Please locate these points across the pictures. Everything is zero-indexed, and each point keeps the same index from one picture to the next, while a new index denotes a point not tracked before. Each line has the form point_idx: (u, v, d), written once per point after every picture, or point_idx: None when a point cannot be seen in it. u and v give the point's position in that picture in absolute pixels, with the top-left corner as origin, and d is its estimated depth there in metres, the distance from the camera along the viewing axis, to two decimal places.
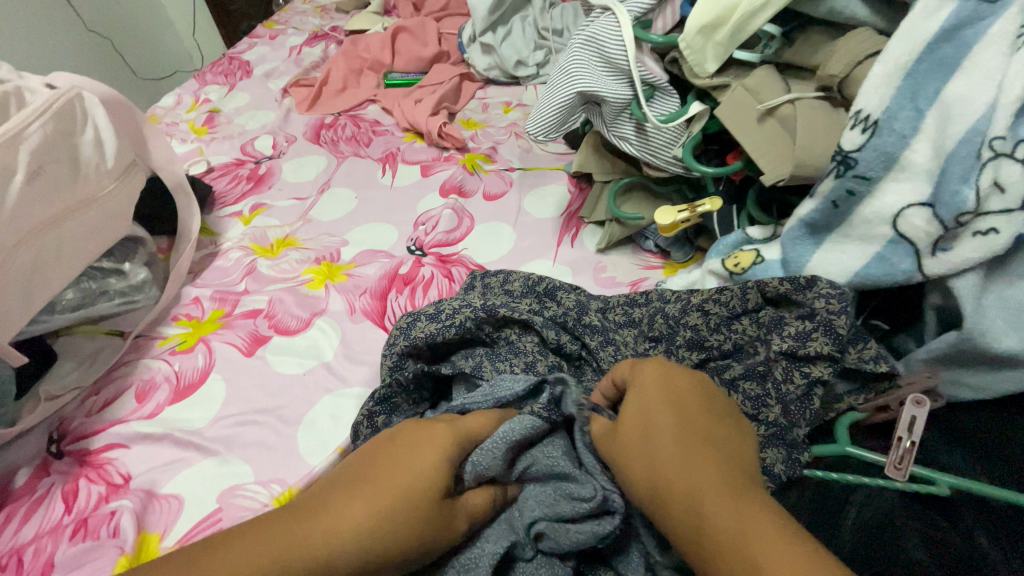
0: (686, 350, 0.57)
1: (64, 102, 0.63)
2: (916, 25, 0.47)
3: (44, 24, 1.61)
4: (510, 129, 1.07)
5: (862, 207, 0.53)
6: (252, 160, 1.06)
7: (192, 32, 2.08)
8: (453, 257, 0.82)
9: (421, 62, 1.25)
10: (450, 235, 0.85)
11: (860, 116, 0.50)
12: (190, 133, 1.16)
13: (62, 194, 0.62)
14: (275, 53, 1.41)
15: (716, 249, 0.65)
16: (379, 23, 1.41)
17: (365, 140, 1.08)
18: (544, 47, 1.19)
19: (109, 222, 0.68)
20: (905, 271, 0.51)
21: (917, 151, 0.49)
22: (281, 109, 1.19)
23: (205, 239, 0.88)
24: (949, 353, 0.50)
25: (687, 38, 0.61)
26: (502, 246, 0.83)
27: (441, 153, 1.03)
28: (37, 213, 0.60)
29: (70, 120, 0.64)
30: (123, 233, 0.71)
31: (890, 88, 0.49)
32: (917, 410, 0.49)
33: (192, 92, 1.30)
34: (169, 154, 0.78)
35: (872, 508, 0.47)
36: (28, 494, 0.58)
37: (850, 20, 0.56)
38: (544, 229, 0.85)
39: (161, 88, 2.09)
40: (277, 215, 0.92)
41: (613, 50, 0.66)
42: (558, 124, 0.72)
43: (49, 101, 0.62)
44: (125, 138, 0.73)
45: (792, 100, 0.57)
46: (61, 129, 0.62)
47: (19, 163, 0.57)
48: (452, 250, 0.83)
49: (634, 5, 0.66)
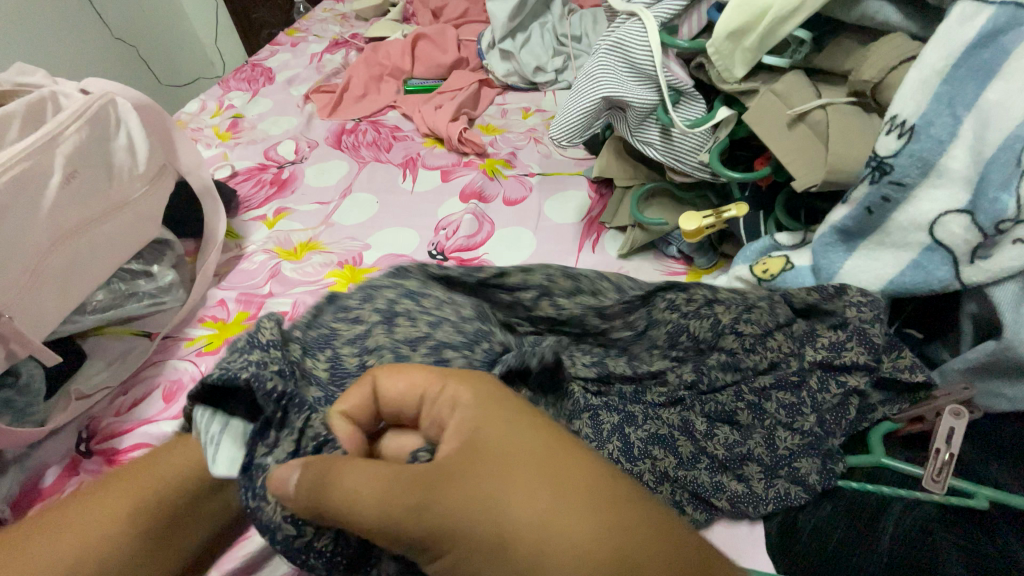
0: (720, 371, 0.54)
1: (98, 107, 0.64)
2: (952, 30, 0.47)
3: (71, 30, 1.64)
4: (529, 134, 1.07)
5: (897, 214, 0.52)
6: (275, 165, 1.07)
7: (214, 37, 2.12)
8: (474, 262, 0.82)
9: (441, 68, 1.26)
10: (471, 239, 0.86)
11: (896, 121, 0.50)
12: (214, 138, 1.17)
13: (96, 198, 0.63)
14: (297, 60, 1.43)
15: (743, 255, 0.65)
16: (398, 31, 1.42)
17: (385, 145, 1.09)
18: (562, 53, 1.19)
19: (138, 225, 0.69)
20: (942, 279, 0.50)
21: (955, 157, 0.48)
22: (304, 115, 1.20)
23: (230, 242, 0.90)
24: (987, 364, 0.48)
25: (716, 44, 0.61)
26: (523, 251, 0.83)
27: (461, 159, 1.03)
28: (71, 217, 0.61)
29: (104, 125, 0.65)
30: (152, 235, 0.72)
31: (926, 93, 0.48)
32: (955, 421, 0.47)
33: (216, 98, 1.32)
34: (198, 158, 0.78)
35: (913, 519, 0.46)
36: (56, 493, 0.59)
37: (882, 26, 0.56)
38: (566, 234, 0.85)
39: (183, 95, 2.13)
40: (300, 219, 0.93)
41: (639, 55, 0.66)
42: (583, 128, 0.73)
43: (84, 107, 0.63)
44: (156, 144, 0.73)
45: (823, 105, 0.57)
46: (95, 134, 0.64)
47: (56, 166, 0.59)
48: (474, 255, 0.83)
49: (661, 10, 0.66)
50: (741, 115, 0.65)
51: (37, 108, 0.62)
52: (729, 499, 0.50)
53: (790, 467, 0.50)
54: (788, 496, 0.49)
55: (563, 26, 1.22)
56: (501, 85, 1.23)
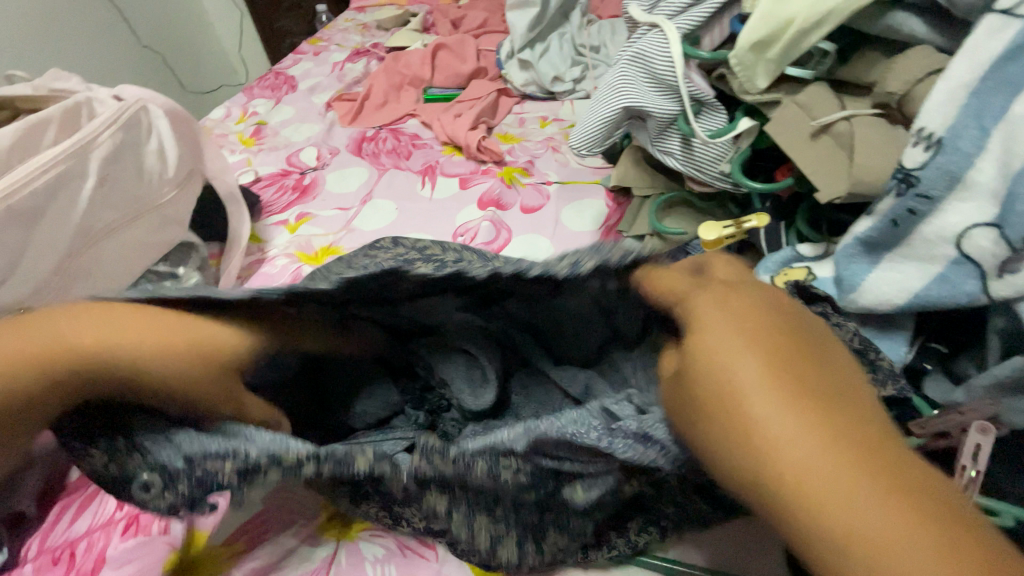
0: None
1: (130, 114, 0.66)
2: (980, 44, 0.47)
3: (103, 38, 1.70)
4: (547, 143, 1.08)
5: (924, 226, 0.51)
6: (298, 170, 1.09)
7: (237, 44, 2.17)
8: None
9: (460, 77, 1.27)
10: (489, 246, 0.86)
11: (923, 133, 0.50)
12: (239, 144, 1.20)
13: (128, 201, 0.65)
14: (319, 69, 1.46)
15: (766, 264, 0.64)
16: (419, 40, 1.45)
17: (405, 153, 1.10)
18: (581, 63, 1.20)
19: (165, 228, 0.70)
20: (969, 293, 0.49)
21: (982, 170, 0.47)
22: (326, 122, 1.22)
23: (253, 246, 0.91)
24: (1016, 380, 0.48)
25: (738, 55, 0.61)
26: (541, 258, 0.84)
27: (479, 167, 1.04)
28: (102, 219, 0.62)
29: (136, 130, 0.66)
30: (180, 238, 0.73)
31: (954, 106, 0.48)
32: (983, 438, 0.46)
33: (240, 104, 1.35)
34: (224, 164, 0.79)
35: None
36: (84, 488, 0.59)
37: (907, 38, 0.56)
38: (584, 242, 0.85)
39: (207, 101, 2.18)
40: (322, 223, 0.95)
41: (660, 66, 0.66)
42: (603, 138, 0.74)
43: (117, 113, 0.64)
44: (185, 150, 0.74)
45: (847, 117, 0.57)
46: (128, 139, 0.65)
47: (89, 170, 0.60)
48: None
49: (682, 22, 0.66)
50: (763, 126, 0.65)
51: (72, 114, 0.64)
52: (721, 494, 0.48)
53: None
54: None
55: (582, 37, 1.23)
56: (519, 95, 1.24)
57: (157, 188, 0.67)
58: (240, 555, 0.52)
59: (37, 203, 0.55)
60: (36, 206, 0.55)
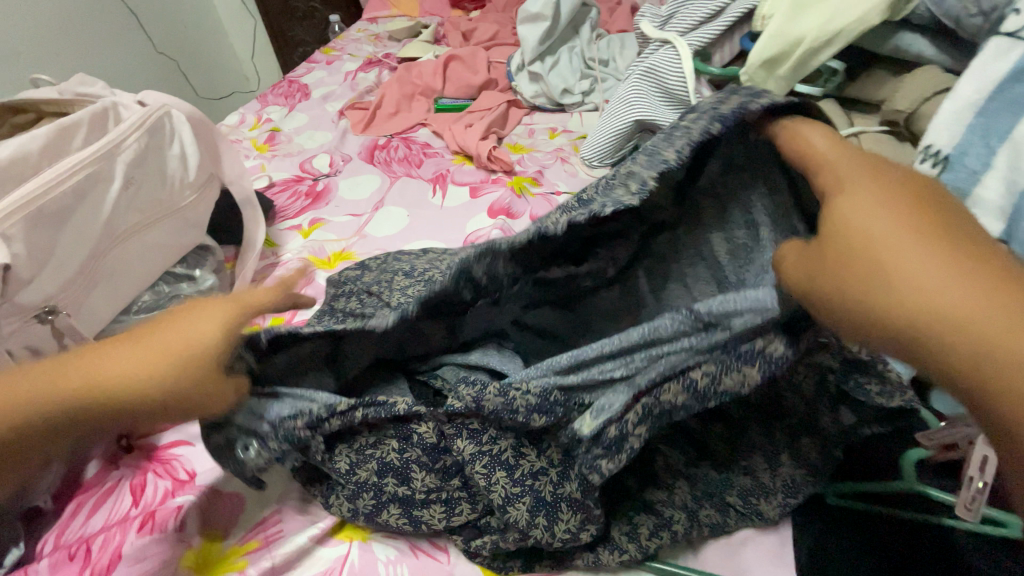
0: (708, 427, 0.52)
1: (155, 119, 0.67)
2: (986, 65, 0.49)
3: (119, 45, 1.73)
4: (556, 154, 1.10)
5: None
6: (311, 177, 1.11)
7: (251, 53, 2.21)
8: None
9: (471, 88, 1.29)
10: None
11: (931, 150, 0.51)
12: (253, 150, 1.22)
13: (150, 203, 0.66)
14: (332, 78, 1.48)
15: None
16: (430, 52, 1.47)
17: (416, 161, 1.12)
18: (590, 76, 1.22)
19: (184, 230, 0.71)
20: None
21: (988, 187, 0.47)
22: (338, 130, 1.25)
23: (267, 250, 0.92)
24: None
25: (749, 72, 0.63)
26: None
27: (490, 176, 1.06)
28: (125, 220, 0.63)
29: (160, 135, 0.68)
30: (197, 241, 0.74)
31: (960, 124, 0.50)
32: (988, 449, 0.46)
33: (254, 111, 1.37)
34: (242, 169, 0.81)
35: (944, 547, 0.48)
36: (99, 485, 0.60)
37: (915, 58, 0.58)
38: None
39: (219, 108, 2.21)
40: (334, 229, 0.96)
41: (672, 80, 0.68)
42: (614, 149, 0.75)
43: (143, 118, 0.66)
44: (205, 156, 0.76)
45: (857, 133, 0.58)
46: (152, 144, 0.67)
47: (116, 173, 0.62)
48: None
49: (695, 39, 0.69)
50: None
51: (99, 118, 0.65)
52: (739, 493, 0.52)
53: (791, 449, 0.51)
54: (795, 484, 0.51)
55: (591, 51, 1.25)
56: (529, 106, 1.26)
57: (178, 191, 0.69)
58: (256, 553, 0.53)
59: (68, 204, 0.57)
60: (68, 207, 0.56)
